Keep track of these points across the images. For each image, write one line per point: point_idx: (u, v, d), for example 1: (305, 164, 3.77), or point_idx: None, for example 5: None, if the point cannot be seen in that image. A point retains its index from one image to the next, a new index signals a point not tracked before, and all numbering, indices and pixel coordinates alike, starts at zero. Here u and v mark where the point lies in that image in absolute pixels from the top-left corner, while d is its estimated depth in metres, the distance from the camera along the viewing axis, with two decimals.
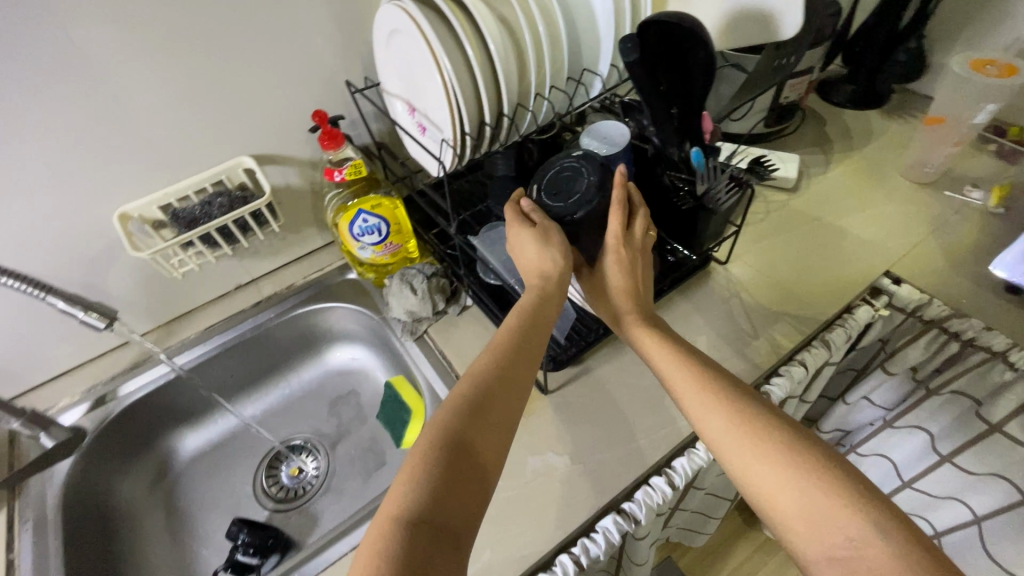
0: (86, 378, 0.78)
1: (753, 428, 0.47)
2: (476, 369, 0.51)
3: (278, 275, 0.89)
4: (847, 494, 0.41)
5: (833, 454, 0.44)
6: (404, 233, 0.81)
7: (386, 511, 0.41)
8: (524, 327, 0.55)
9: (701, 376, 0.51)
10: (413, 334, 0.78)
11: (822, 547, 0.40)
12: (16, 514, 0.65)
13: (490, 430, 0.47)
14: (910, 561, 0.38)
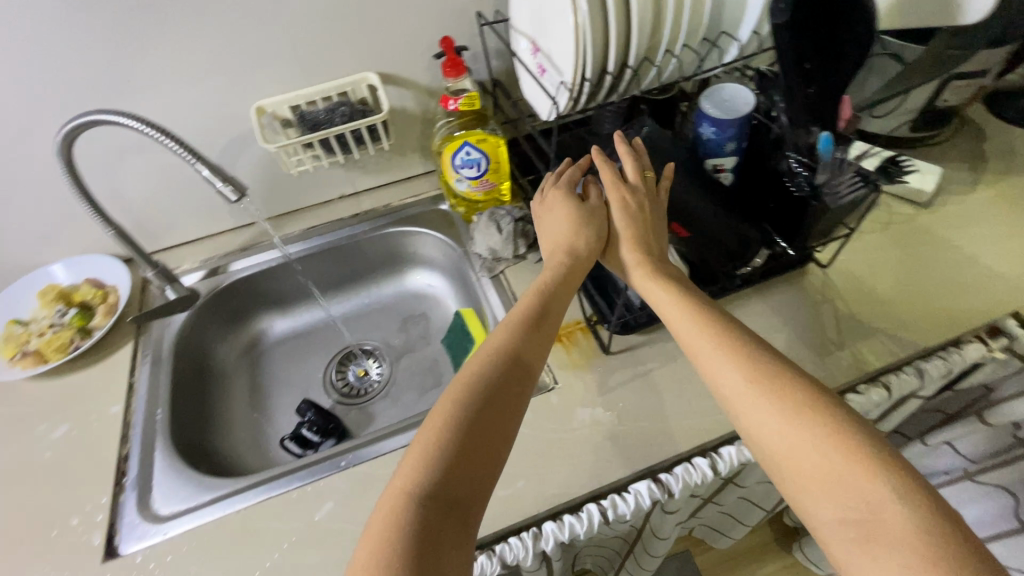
0: (206, 249, 0.88)
1: (767, 383, 0.46)
2: (485, 351, 0.53)
3: (378, 193, 0.94)
4: (864, 459, 0.41)
5: (844, 411, 0.44)
6: (501, 174, 0.83)
7: (395, 490, 0.44)
8: (544, 296, 0.58)
9: (713, 332, 0.51)
10: (490, 272, 0.81)
11: (833, 510, 0.40)
12: (139, 348, 0.77)
13: (500, 409, 0.49)
14: (924, 521, 0.38)
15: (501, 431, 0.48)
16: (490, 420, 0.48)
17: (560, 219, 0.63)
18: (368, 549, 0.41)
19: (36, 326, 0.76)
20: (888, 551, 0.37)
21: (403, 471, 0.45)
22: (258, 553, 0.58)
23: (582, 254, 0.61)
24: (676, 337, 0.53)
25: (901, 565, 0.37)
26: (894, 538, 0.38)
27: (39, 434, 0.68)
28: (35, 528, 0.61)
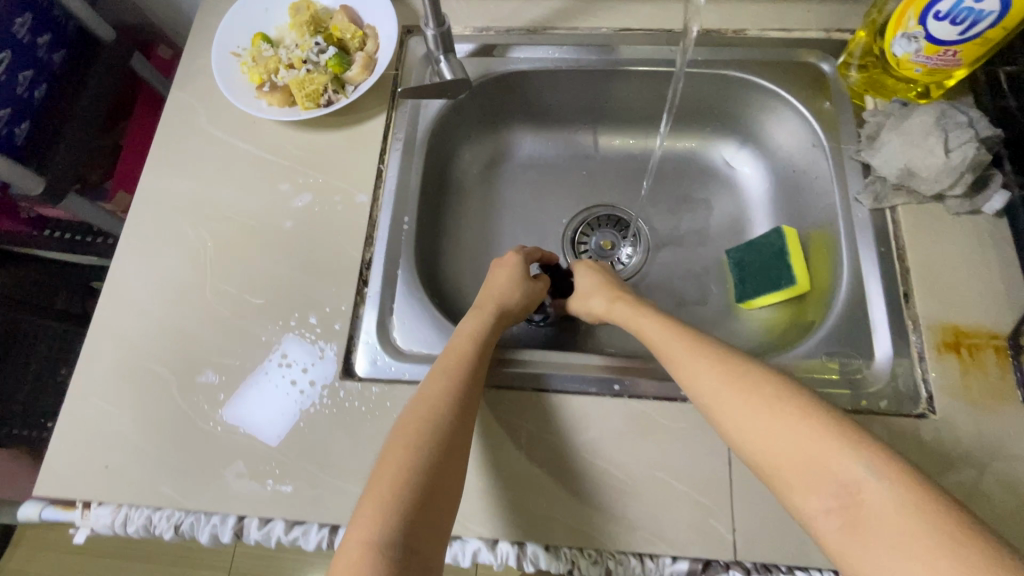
0: (486, 14, 0.65)
1: (745, 381, 0.41)
2: (448, 360, 0.47)
3: (733, 8, 0.63)
4: (797, 426, 0.38)
5: (771, 377, 0.41)
6: (986, 50, 0.49)
7: (378, 480, 0.39)
8: (494, 323, 0.52)
9: (679, 339, 0.47)
10: (876, 202, 0.54)
11: (815, 499, 0.35)
12: (393, 124, 0.61)
13: (468, 400, 0.45)
14: (905, 493, 0.33)
15: (471, 412, 0.45)
16: (463, 411, 0.44)
17: (504, 276, 0.57)
18: (360, 525, 0.37)
19: (287, 54, 0.60)
20: (877, 534, 0.32)
21: (384, 465, 0.40)
22: (506, 449, 0.49)
23: (513, 301, 0.55)
24: (662, 359, 0.47)
25: (892, 547, 0.32)
26: (883, 523, 0.32)
27: (282, 195, 0.58)
28: (276, 305, 0.54)
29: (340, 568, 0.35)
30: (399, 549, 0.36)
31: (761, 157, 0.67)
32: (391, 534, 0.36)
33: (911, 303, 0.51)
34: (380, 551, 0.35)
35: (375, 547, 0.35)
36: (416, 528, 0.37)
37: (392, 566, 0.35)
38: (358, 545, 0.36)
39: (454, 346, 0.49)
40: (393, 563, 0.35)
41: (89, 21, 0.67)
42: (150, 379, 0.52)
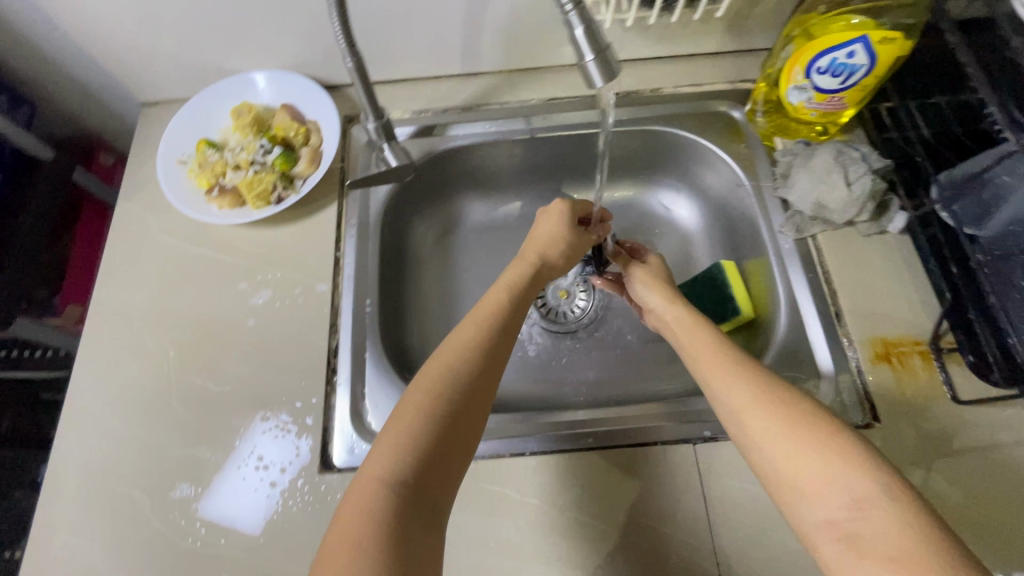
0: (422, 97, 0.69)
1: (777, 401, 0.45)
2: (483, 310, 0.48)
3: (647, 69, 0.69)
4: (818, 444, 0.41)
5: (800, 398, 0.45)
6: (866, 93, 0.56)
7: (398, 419, 0.41)
8: (535, 275, 0.53)
9: (719, 350, 0.50)
10: (798, 232, 0.59)
11: (824, 508, 0.39)
12: (344, 210, 0.63)
13: (497, 352, 0.45)
14: (911, 516, 0.36)
15: (500, 364, 0.45)
16: (491, 362, 0.45)
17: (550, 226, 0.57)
18: (377, 461, 0.39)
19: (233, 157, 0.62)
20: (876, 548, 0.36)
21: (406, 406, 0.42)
22: (493, 519, 0.49)
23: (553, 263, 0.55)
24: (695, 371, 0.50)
25: (887, 558, 0.35)
26: (882, 537, 0.36)
27: (241, 294, 0.59)
28: (246, 406, 0.54)
29: (350, 497, 0.38)
30: (406, 489, 0.38)
31: (694, 198, 0.73)
32: (401, 475, 0.38)
33: (844, 322, 0.56)
34: (389, 486, 0.38)
35: (385, 483, 0.38)
36: (425, 471, 0.39)
37: (399, 503, 0.37)
38: (370, 479, 0.38)
39: (493, 294, 0.50)
40: (399, 500, 0.37)
41: (23, 142, 0.70)
42: (121, 502, 0.51)
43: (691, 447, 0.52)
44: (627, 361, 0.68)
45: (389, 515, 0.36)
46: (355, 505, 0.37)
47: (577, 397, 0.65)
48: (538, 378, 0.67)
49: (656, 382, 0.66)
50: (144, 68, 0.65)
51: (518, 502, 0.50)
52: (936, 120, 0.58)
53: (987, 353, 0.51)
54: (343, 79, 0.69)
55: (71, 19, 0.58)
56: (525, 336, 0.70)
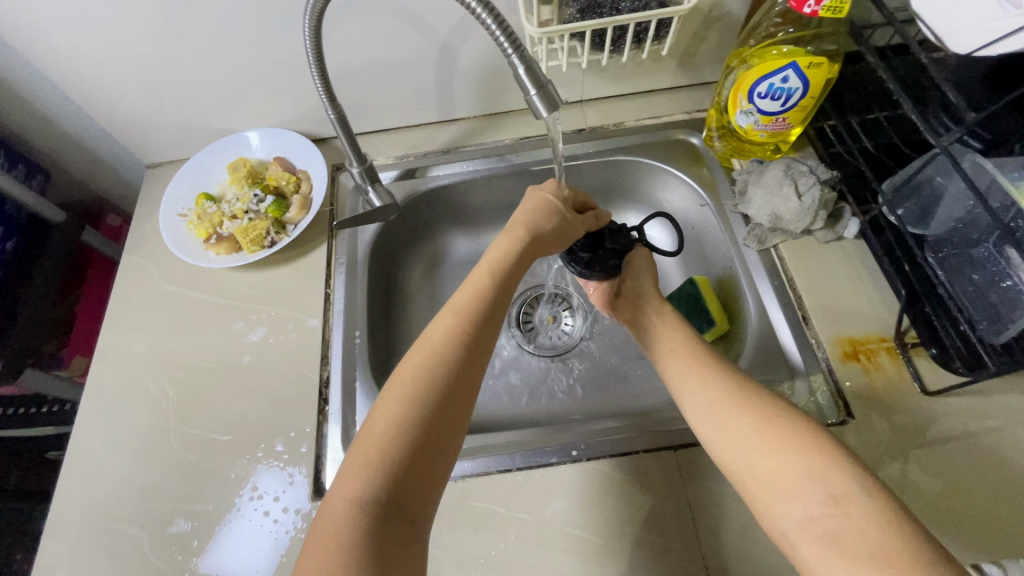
0: (403, 144, 0.75)
1: (746, 399, 0.47)
2: (461, 302, 0.48)
3: (609, 106, 0.75)
4: (796, 445, 0.43)
5: (774, 400, 0.47)
6: (805, 113, 0.61)
7: (369, 435, 0.42)
8: (524, 251, 0.51)
9: (691, 358, 0.52)
10: (760, 244, 0.63)
11: (801, 507, 0.40)
12: (334, 250, 0.67)
13: (474, 350, 0.45)
14: (885, 510, 0.38)
15: (478, 362, 0.45)
16: (466, 362, 0.45)
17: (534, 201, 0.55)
18: (349, 481, 0.40)
19: (229, 207, 0.67)
20: (853, 544, 0.37)
21: (380, 413, 0.42)
22: (483, 536, 0.50)
23: (547, 229, 0.53)
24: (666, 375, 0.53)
25: (867, 554, 0.36)
26: (859, 533, 0.37)
27: (237, 333, 0.62)
28: (242, 439, 0.56)
29: (324, 520, 0.39)
30: (381, 505, 0.39)
31: (664, 221, 0.77)
32: (374, 493, 0.39)
33: (811, 324, 0.59)
34: (362, 507, 0.39)
35: (357, 504, 0.39)
36: (401, 483, 0.40)
37: (375, 519, 0.38)
38: (342, 502, 0.39)
39: (473, 281, 0.50)
40: (374, 517, 0.38)
41: (39, 207, 0.73)
42: (120, 541, 0.52)
43: (673, 454, 0.53)
44: (611, 379, 0.70)
45: (366, 533, 0.38)
46: (331, 525, 0.38)
47: (565, 416, 0.67)
48: (526, 400, 0.69)
49: (640, 397, 0.67)
50: (149, 133, 0.71)
51: (506, 518, 0.51)
52: (876, 132, 0.62)
53: (949, 346, 0.53)
54: (330, 132, 0.75)
55: (83, 93, 0.65)
56: (512, 361, 0.72)
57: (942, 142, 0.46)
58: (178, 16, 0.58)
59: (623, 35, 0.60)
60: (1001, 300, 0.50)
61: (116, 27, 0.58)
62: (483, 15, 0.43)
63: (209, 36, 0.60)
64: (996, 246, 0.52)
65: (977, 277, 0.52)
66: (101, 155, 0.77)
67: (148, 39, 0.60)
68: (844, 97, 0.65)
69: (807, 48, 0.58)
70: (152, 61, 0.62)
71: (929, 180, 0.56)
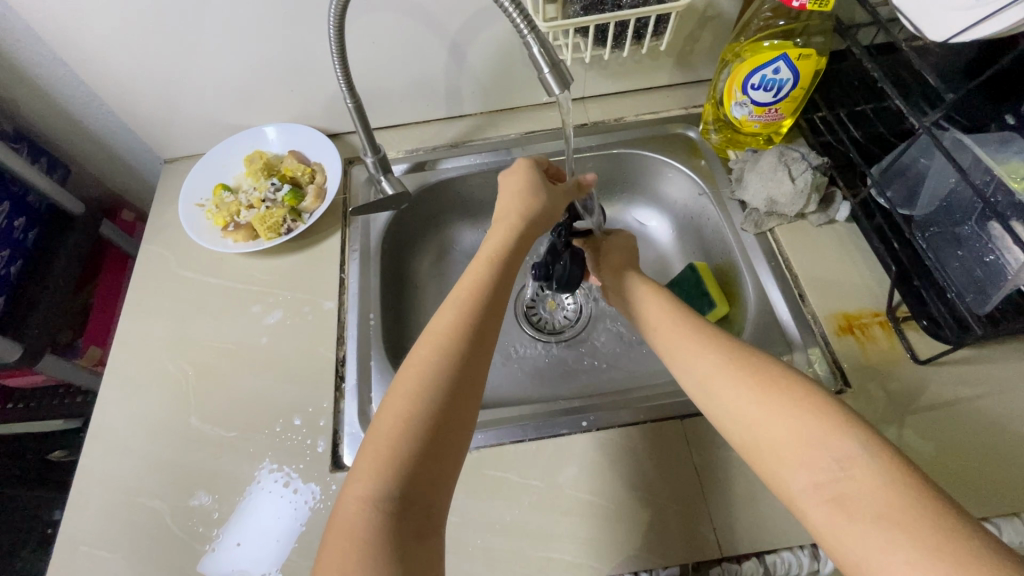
0: (414, 139, 0.78)
1: (750, 371, 0.46)
2: (458, 294, 0.49)
3: (610, 102, 0.79)
4: (797, 410, 0.43)
5: (768, 363, 0.47)
6: (796, 104, 0.65)
7: (378, 433, 0.43)
8: (519, 238, 0.53)
9: (693, 333, 0.51)
10: (756, 228, 0.66)
11: (809, 474, 0.40)
12: (347, 238, 0.70)
13: (480, 343, 0.46)
14: (888, 468, 0.38)
15: (483, 352, 0.46)
16: (471, 351, 0.46)
17: (518, 182, 0.57)
18: (360, 480, 0.41)
19: (247, 197, 0.70)
20: (862, 508, 0.37)
21: (387, 412, 0.43)
22: (498, 503, 0.52)
23: (538, 214, 0.55)
24: (662, 350, 0.53)
25: (875, 516, 0.37)
26: (867, 496, 0.38)
27: (254, 316, 0.64)
28: (260, 416, 0.58)
29: (341, 520, 0.40)
30: (395, 500, 0.40)
31: (662, 211, 0.80)
32: (387, 490, 0.40)
33: (807, 301, 0.62)
34: (376, 504, 0.40)
35: (370, 502, 0.40)
36: (414, 480, 0.41)
37: (390, 516, 0.39)
38: (355, 501, 0.40)
39: (469, 275, 0.51)
40: (389, 514, 0.39)
41: (59, 199, 0.77)
42: (142, 514, 0.53)
43: (679, 424, 0.55)
44: (616, 363, 0.72)
45: (383, 530, 0.39)
46: (347, 525, 0.39)
47: (570, 396, 0.69)
48: (534, 382, 0.71)
49: (643, 379, 0.70)
50: (168, 129, 0.74)
51: (520, 485, 0.53)
52: (863, 123, 0.66)
53: (938, 317, 0.55)
54: (343, 127, 0.78)
55: (107, 91, 0.68)
56: (519, 346, 0.74)
57: (925, 123, 0.50)
58: (202, 14, 0.61)
59: (624, 31, 0.64)
60: (985, 274, 0.53)
61: (143, 24, 0.61)
62: (502, 3, 0.47)
63: (231, 34, 0.63)
64: (978, 223, 0.55)
65: (961, 253, 0.55)
66: (121, 150, 0.80)
67: (170, 38, 0.63)
68: (834, 91, 0.69)
69: (797, 40, 0.61)
70: (175, 56, 0.65)
71: (914, 162, 0.58)
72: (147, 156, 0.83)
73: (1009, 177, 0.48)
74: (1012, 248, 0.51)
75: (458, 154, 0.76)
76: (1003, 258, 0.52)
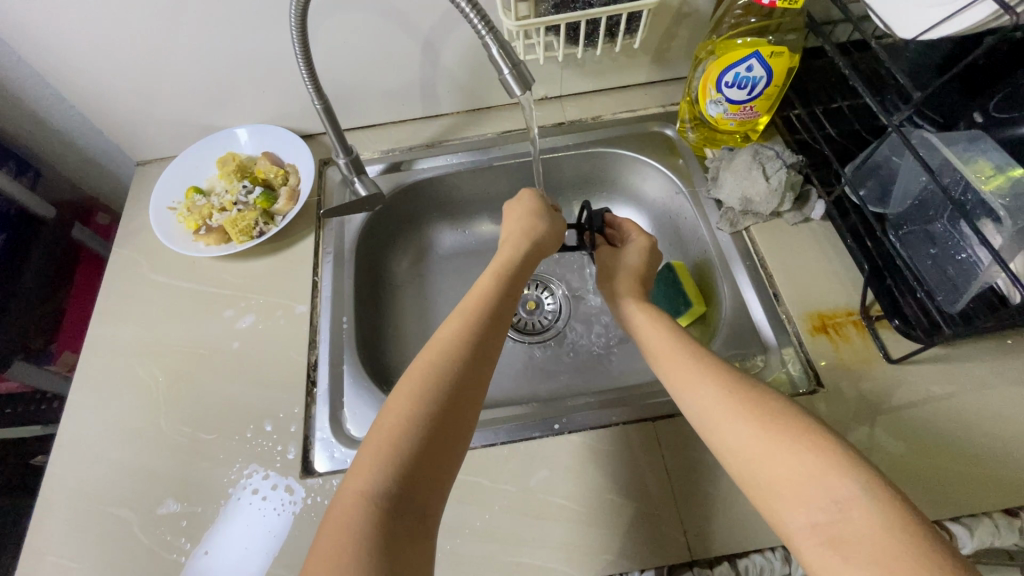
0: (390, 139, 0.77)
1: (749, 399, 0.44)
2: (469, 302, 0.50)
3: (588, 100, 0.78)
4: (796, 446, 0.40)
5: (768, 399, 0.44)
6: (771, 102, 0.64)
7: (380, 429, 0.42)
8: (525, 254, 0.55)
9: (691, 353, 0.50)
10: (732, 227, 0.66)
11: (805, 513, 0.38)
12: (322, 241, 0.69)
13: (485, 350, 0.47)
14: (889, 514, 0.36)
15: (489, 359, 0.47)
16: (478, 356, 0.46)
17: (522, 208, 0.60)
18: (359, 474, 0.40)
19: (219, 200, 0.69)
20: (857, 549, 0.35)
21: (391, 408, 0.43)
22: (469, 508, 0.52)
23: (541, 233, 0.58)
24: (662, 372, 0.50)
25: (870, 562, 0.34)
26: (865, 540, 0.35)
27: (226, 320, 0.64)
28: (230, 422, 0.57)
29: (334, 516, 0.38)
30: (391, 498, 0.38)
31: (641, 210, 0.80)
32: (386, 486, 0.39)
33: (782, 301, 0.61)
34: (373, 499, 0.38)
35: (367, 497, 0.38)
36: (412, 478, 0.40)
37: (386, 513, 0.38)
38: (352, 494, 0.39)
39: (478, 286, 0.52)
40: (385, 511, 0.38)
41: (26, 201, 0.77)
42: (109, 523, 0.52)
43: (651, 425, 0.55)
44: (594, 364, 0.72)
45: (377, 526, 0.37)
46: (340, 519, 0.38)
47: (547, 398, 0.69)
48: (511, 384, 0.71)
49: (621, 379, 0.69)
50: (139, 132, 0.73)
51: (491, 490, 0.53)
52: (838, 121, 0.66)
53: (910, 316, 0.55)
54: (318, 128, 0.77)
55: (74, 93, 0.67)
56: None
57: (894, 121, 0.48)
58: (166, 14, 0.60)
59: (597, 28, 0.63)
60: (957, 273, 0.52)
61: (107, 25, 0.60)
62: (465, 3, 0.46)
63: (197, 34, 0.62)
64: (949, 222, 0.55)
65: (934, 251, 0.55)
66: (93, 153, 0.79)
67: (137, 39, 0.62)
68: (809, 89, 0.68)
69: (771, 37, 0.61)
70: (142, 58, 0.64)
71: (886, 161, 0.58)
72: (120, 159, 0.82)
73: (978, 176, 0.48)
74: (980, 247, 0.51)
75: (433, 154, 0.75)
76: (974, 256, 0.52)
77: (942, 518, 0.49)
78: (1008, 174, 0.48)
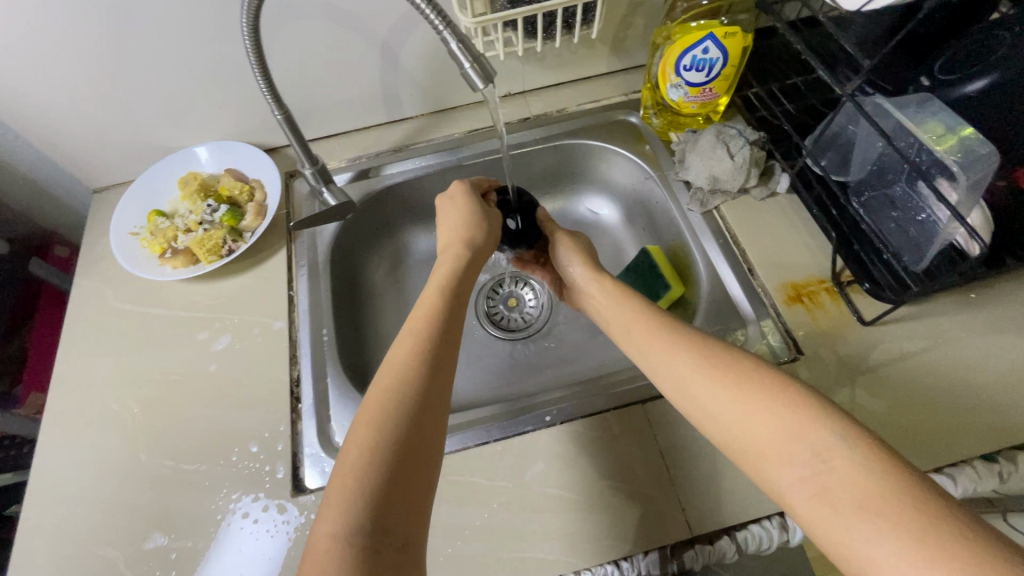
0: (356, 146, 0.76)
1: (723, 363, 0.45)
2: (415, 322, 0.49)
3: (551, 94, 0.78)
4: (771, 404, 0.41)
5: (738, 361, 0.45)
6: (729, 82, 0.66)
7: (342, 467, 0.40)
8: (467, 266, 0.54)
9: (657, 330, 0.50)
10: (702, 207, 0.67)
11: (789, 469, 0.38)
12: (294, 254, 0.68)
13: (437, 366, 0.45)
14: (867, 457, 0.36)
15: (444, 376, 0.46)
16: (433, 374, 0.45)
17: (457, 214, 0.59)
18: (329, 515, 0.37)
19: (183, 221, 0.67)
20: (844, 497, 0.35)
21: (352, 442, 0.41)
22: (467, 509, 0.51)
23: (479, 243, 0.57)
24: (633, 347, 0.52)
25: (858, 508, 0.34)
26: (849, 487, 0.35)
27: (201, 343, 0.62)
28: (214, 446, 0.55)
29: (309, 562, 0.36)
30: (367, 532, 0.36)
31: (614, 198, 0.80)
32: (359, 521, 0.37)
33: (757, 275, 0.63)
34: (346, 538, 0.36)
35: (342, 536, 0.36)
36: (386, 507, 0.38)
37: (365, 548, 0.36)
38: (324, 538, 0.36)
39: (422, 306, 0.51)
40: (362, 547, 0.36)
41: None
42: (94, 565, 0.50)
43: (641, 408, 0.55)
44: (579, 354, 0.72)
45: (356, 566, 0.35)
46: (315, 565, 0.35)
47: (536, 392, 0.69)
48: (499, 382, 0.70)
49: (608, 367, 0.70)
50: (95, 159, 0.71)
51: (488, 488, 0.52)
52: (795, 97, 0.68)
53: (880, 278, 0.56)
54: (281, 141, 0.76)
55: (21, 123, 0.64)
56: (482, 347, 0.74)
57: (847, 90, 0.50)
58: (112, 35, 0.58)
59: (554, 21, 0.64)
60: (919, 233, 0.54)
61: (48, 50, 0.57)
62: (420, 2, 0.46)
63: (147, 53, 0.60)
64: (908, 184, 0.56)
65: (897, 215, 0.56)
66: (47, 184, 0.76)
67: (83, 63, 0.59)
68: (765, 68, 0.70)
69: (723, 19, 0.62)
70: (90, 82, 0.62)
71: (843, 129, 0.59)
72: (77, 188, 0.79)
73: (932, 138, 0.50)
74: (938, 206, 0.52)
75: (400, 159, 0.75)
76: (934, 215, 0.53)
77: (927, 469, 0.51)
78: (958, 134, 0.50)
